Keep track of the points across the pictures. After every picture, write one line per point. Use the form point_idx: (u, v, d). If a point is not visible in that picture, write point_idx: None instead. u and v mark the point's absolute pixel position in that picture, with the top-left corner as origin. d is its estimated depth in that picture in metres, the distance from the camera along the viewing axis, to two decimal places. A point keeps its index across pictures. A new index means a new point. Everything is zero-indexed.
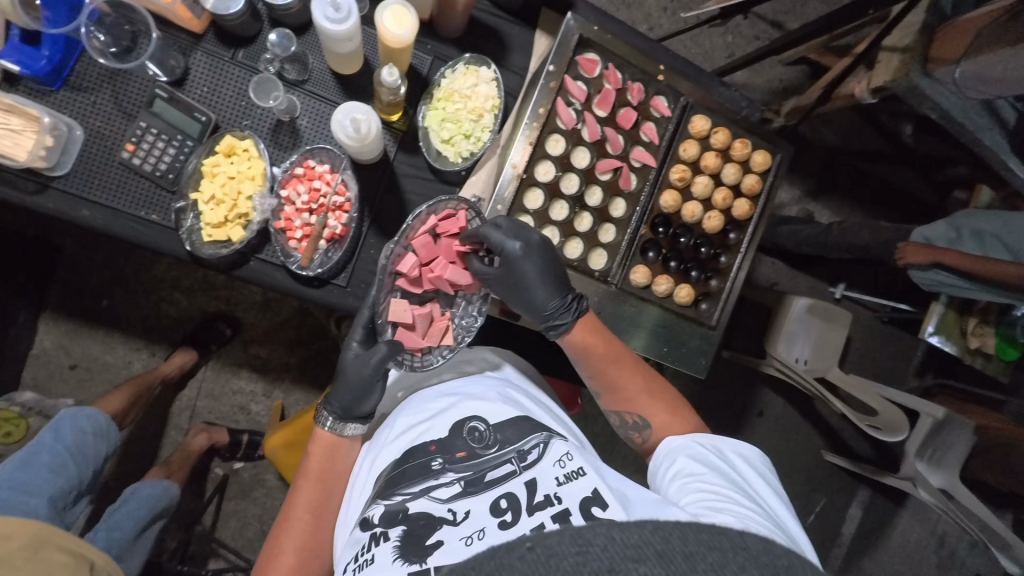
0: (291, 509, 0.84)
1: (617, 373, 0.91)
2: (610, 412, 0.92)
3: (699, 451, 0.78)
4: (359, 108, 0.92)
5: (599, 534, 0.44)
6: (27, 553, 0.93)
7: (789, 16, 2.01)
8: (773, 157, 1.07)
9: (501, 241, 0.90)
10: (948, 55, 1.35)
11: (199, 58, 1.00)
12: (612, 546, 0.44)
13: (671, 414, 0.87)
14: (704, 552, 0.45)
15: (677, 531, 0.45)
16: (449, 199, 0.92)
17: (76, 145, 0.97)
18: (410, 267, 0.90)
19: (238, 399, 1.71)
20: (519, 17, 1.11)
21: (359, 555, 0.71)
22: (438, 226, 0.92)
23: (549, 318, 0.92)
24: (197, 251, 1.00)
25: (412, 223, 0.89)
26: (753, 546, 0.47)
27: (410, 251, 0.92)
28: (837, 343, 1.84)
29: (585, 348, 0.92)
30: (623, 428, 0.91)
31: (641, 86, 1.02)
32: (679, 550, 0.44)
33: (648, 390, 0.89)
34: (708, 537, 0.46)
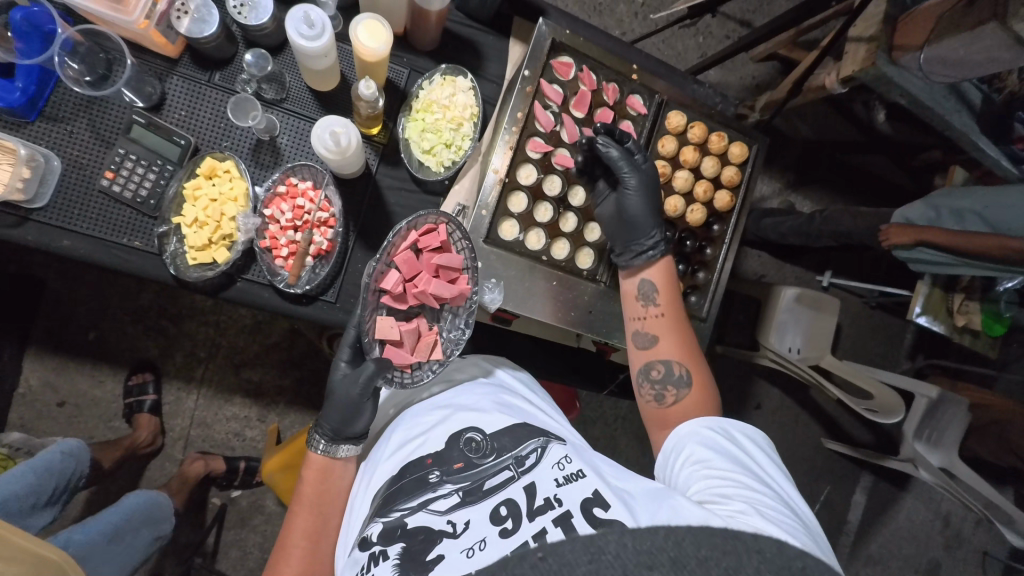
0: (288, 537, 0.82)
1: (669, 326, 0.91)
2: (648, 366, 0.89)
3: (703, 438, 0.78)
4: (337, 121, 0.92)
5: (612, 542, 0.49)
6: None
7: (757, 14, 2.06)
8: (750, 148, 1.09)
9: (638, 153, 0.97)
10: (913, 42, 1.39)
11: (176, 83, 1.00)
12: (624, 553, 0.48)
13: (703, 390, 0.87)
14: (717, 555, 0.50)
15: (690, 537, 0.50)
16: (428, 213, 0.92)
17: (54, 176, 0.96)
18: (393, 284, 0.90)
19: (232, 425, 1.68)
20: (492, 26, 1.13)
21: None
22: (420, 241, 0.91)
23: (641, 237, 0.95)
24: (182, 275, 0.99)
25: (392, 239, 0.89)
26: (767, 548, 0.52)
27: (393, 266, 0.92)
28: (827, 330, 1.86)
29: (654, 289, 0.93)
30: (653, 384, 0.88)
31: (616, 87, 1.03)
32: (692, 555, 0.49)
33: (692, 356, 0.89)
34: (720, 541, 0.50)
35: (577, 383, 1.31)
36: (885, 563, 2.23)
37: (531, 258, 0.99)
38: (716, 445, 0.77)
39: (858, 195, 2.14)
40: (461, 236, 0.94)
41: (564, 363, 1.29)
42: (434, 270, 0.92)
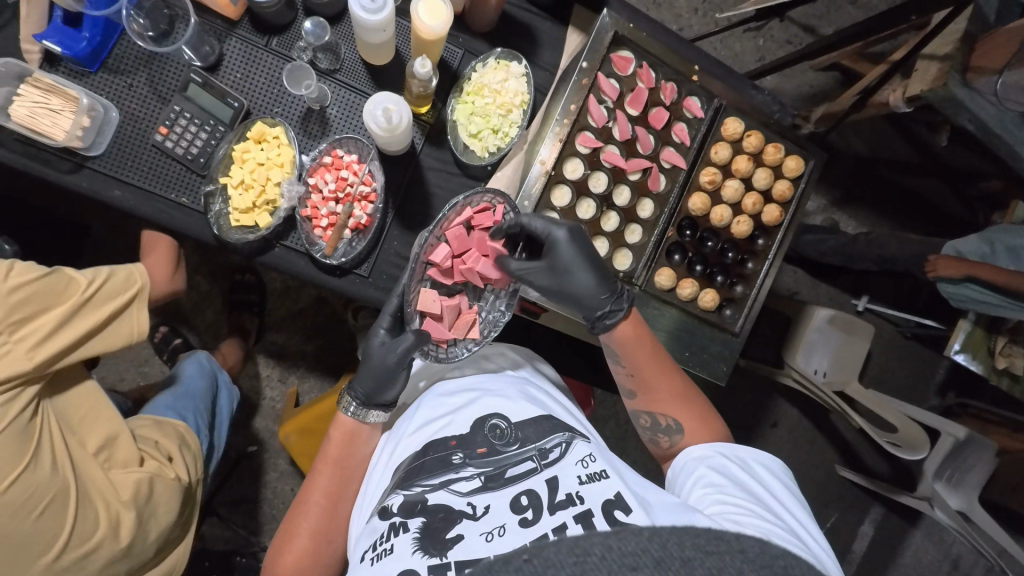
0: (309, 492, 0.84)
1: (653, 374, 0.89)
2: (637, 412, 0.91)
3: (715, 463, 0.78)
4: (390, 98, 0.91)
5: (596, 544, 0.45)
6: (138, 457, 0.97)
7: (824, 21, 1.97)
8: (806, 162, 1.04)
9: (548, 228, 0.89)
10: (990, 65, 1.31)
11: (234, 45, 1.01)
12: (608, 554, 0.45)
13: (701, 420, 0.85)
14: (701, 557, 0.47)
15: (673, 537, 0.47)
16: (484, 191, 0.91)
17: (111, 127, 0.98)
18: (442, 258, 0.90)
19: (254, 384, 1.73)
20: (552, 12, 1.10)
21: (376, 544, 0.70)
22: (473, 219, 0.92)
23: (597, 310, 0.90)
24: (223, 235, 1.01)
25: (447, 212, 0.88)
26: (750, 548, 0.49)
27: (444, 241, 0.91)
28: (857, 357, 1.80)
29: (621, 350, 0.91)
30: (647, 432, 0.89)
31: (674, 86, 0.99)
32: (676, 556, 0.46)
33: (680, 389, 0.88)
34: (704, 542, 0.48)
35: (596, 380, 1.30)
36: None
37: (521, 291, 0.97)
38: (727, 471, 0.77)
39: (907, 220, 2.05)
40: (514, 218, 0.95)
41: (585, 361, 1.28)
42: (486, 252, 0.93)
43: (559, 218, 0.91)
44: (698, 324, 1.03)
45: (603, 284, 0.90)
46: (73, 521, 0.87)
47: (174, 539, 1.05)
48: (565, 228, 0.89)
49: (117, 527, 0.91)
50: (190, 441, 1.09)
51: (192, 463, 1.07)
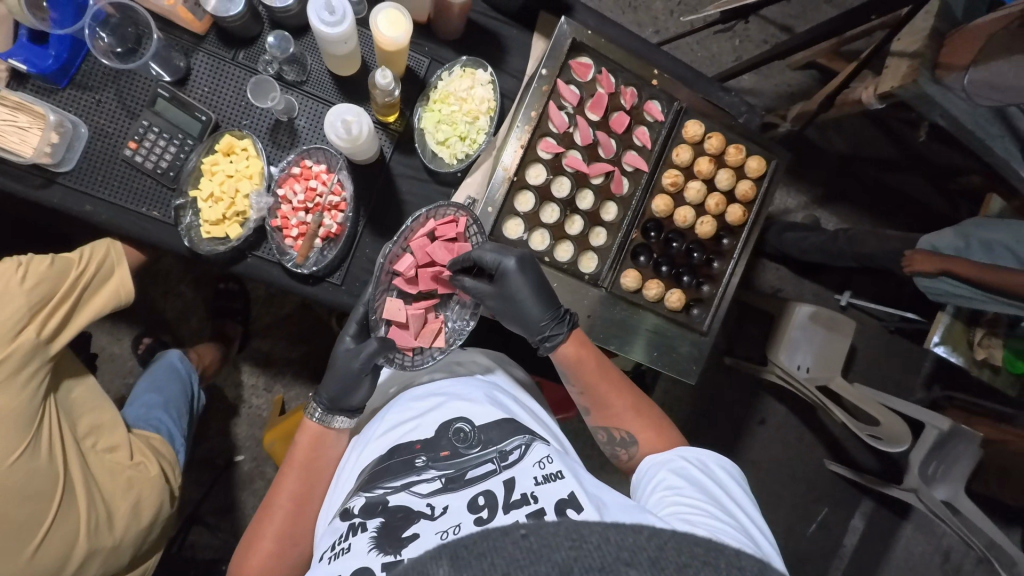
0: (274, 496, 0.84)
1: (607, 391, 0.90)
2: (597, 428, 0.92)
3: (675, 467, 0.79)
4: (350, 109, 0.93)
5: (595, 533, 0.44)
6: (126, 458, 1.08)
7: (799, 20, 1.99)
8: (768, 162, 1.06)
9: (497, 258, 0.91)
10: (959, 61, 1.33)
11: (201, 59, 1.02)
12: (606, 546, 0.42)
13: (657, 434, 0.86)
14: (698, 565, 0.42)
15: (673, 541, 0.44)
16: (449, 204, 0.93)
17: (81, 142, 0.99)
18: (406, 267, 0.92)
19: (240, 393, 1.74)
20: (518, 19, 1.12)
21: (336, 544, 0.71)
22: (437, 230, 0.92)
23: (544, 331, 0.91)
24: (195, 247, 1.02)
25: (410, 224, 0.89)
26: (750, 567, 0.44)
27: (409, 250, 0.93)
28: (840, 352, 1.81)
29: (568, 371, 0.92)
30: (607, 446, 0.91)
31: (635, 91, 1.01)
32: (673, 561, 0.41)
33: (635, 404, 0.90)
34: (703, 552, 0.43)
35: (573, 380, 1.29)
36: None
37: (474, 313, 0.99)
38: (688, 474, 0.78)
39: (888, 215, 2.07)
40: (478, 231, 0.95)
41: None
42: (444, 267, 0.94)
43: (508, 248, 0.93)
44: (666, 324, 1.04)
45: (547, 307, 0.92)
46: (55, 513, 0.94)
47: (142, 546, 1.10)
48: (513, 257, 0.91)
49: (95, 519, 0.99)
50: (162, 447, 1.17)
51: (168, 468, 1.16)
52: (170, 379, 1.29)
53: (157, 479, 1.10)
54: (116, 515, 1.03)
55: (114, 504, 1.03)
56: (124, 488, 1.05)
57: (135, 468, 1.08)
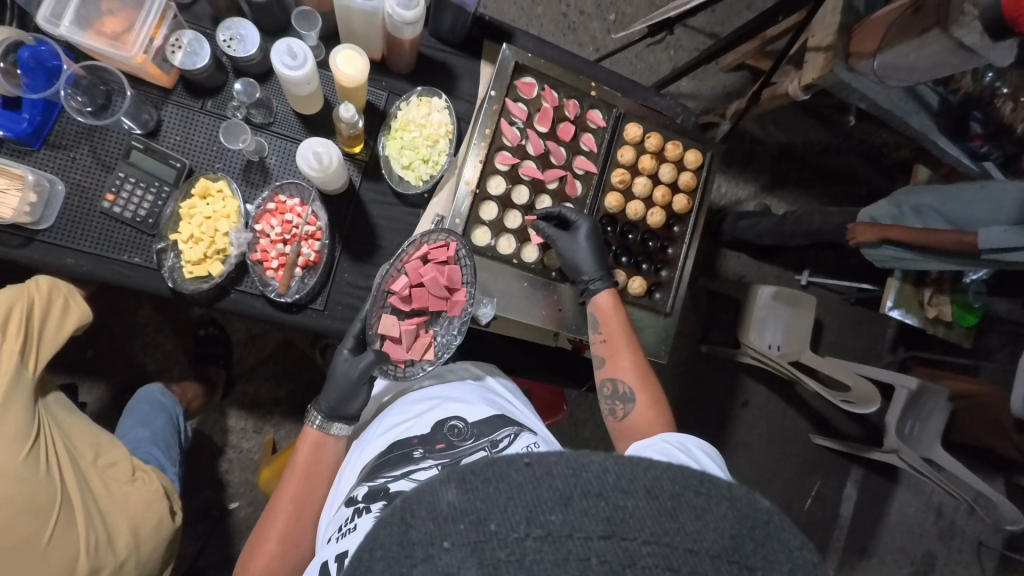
0: (276, 501, 0.87)
1: (626, 347, 1.00)
2: (602, 382, 1.00)
3: (657, 449, 0.85)
4: (319, 142, 0.99)
5: (594, 462, 0.43)
6: (125, 475, 1.09)
7: (724, 27, 2.17)
8: (704, 154, 1.17)
9: (575, 215, 1.07)
10: (867, 48, 1.48)
11: (171, 110, 1.09)
12: (605, 475, 0.43)
13: (655, 403, 0.95)
14: (689, 495, 0.43)
15: (668, 473, 0.44)
16: (441, 230, 0.98)
17: (59, 199, 1.04)
18: (401, 287, 0.96)
19: (232, 437, 1.74)
20: (464, 50, 1.22)
21: (341, 527, 0.75)
22: (430, 254, 0.97)
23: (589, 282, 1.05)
24: (179, 288, 1.06)
25: (405, 247, 0.95)
26: (741, 497, 0.45)
27: (403, 272, 0.98)
28: (805, 327, 1.92)
29: (597, 321, 1.03)
30: (607, 399, 0.98)
31: (576, 103, 1.11)
32: (667, 489, 0.43)
33: (640, 370, 0.99)
34: (697, 482, 0.44)
35: (558, 383, 1.37)
36: (879, 555, 2.29)
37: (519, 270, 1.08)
38: (670, 453, 0.84)
39: (831, 196, 2.23)
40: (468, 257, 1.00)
41: (543, 365, 1.34)
42: (436, 291, 0.98)
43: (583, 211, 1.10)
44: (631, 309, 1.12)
45: (601, 261, 1.05)
46: (54, 528, 0.96)
47: (148, 568, 1.11)
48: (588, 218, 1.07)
49: (94, 540, 1.00)
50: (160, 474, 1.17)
51: (168, 488, 1.16)
52: (156, 411, 1.32)
53: (157, 497, 1.11)
54: (117, 535, 1.05)
55: (114, 525, 1.05)
56: (122, 507, 1.07)
57: (133, 485, 1.10)
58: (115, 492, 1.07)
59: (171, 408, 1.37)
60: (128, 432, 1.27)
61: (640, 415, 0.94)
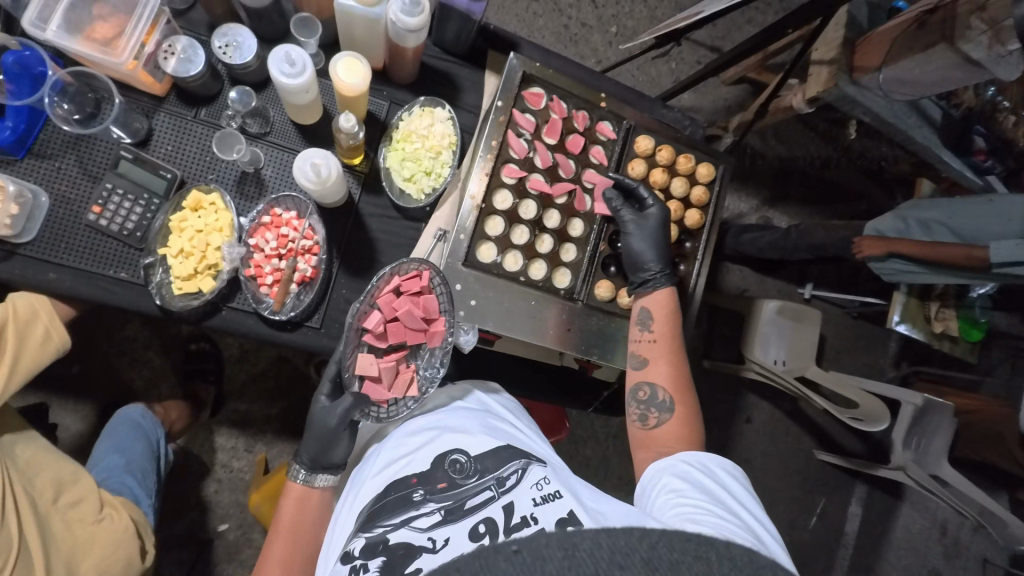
0: (263, 566, 0.82)
1: (671, 354, 0.98)
2: (636, 387, 0.96)
3: (678, 469, 0.82)
4: (318, 153, 0.95)
5: (586, 540, 0.46)
6: (91, 514, 1.02)
7: (726, 41, 2.16)
8: (716, 168, 1.14)
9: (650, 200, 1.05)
10: (870, 64, 1.46)
11: (162, 119, 1.04)
12: (598, 551, 0.45)
13: (683, 421, 0.92)
14: (689, 559, 0.45)
15: (663, 539, 0.46)
16: (413, 259, 0.93)
17: (42, 211, 0.99)
18: (375, 324, 0.90)
19: (220, 456, 1.67)
20: (468, 60, 1.19)
21: None
22: (402, 286, 0.92)
23: (648, 273, 1.03)
24: (167, 305, 1.01)
25: (373, 283, 0.90)
26: (738, 555, 0.48)
27: (376, 307, 0.93)
28: (810, 342, 1.88)
29: (650, 319, 1.00)
30: (639, 404, 0.95)
31: (586, 114, 1.08)
32: (666, 557, 0.45)
33: (678, 382, 0.95)
34: (693, 546, 0.46)
35: (562, 405, 1.31)
36: None
37: (507, 278, 1.01)
38: (689, 477, 0.80)
39: (833, 210, 2.21)
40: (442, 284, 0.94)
41: (547, 384, 1.28)
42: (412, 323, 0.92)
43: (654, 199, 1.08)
44: None
45: (661, 255, 1.03)
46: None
47: None
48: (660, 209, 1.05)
49: None
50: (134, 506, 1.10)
51: (142, 522, 1.09)
52: (134, 436, 1.24)
53: (126, 537, 1.03)
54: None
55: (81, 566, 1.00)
56: (88, 550, 1.00)
57: (100, 526, 1.02)
58: (82, 533, 1.01)
59: (152, 430, 1.30)
60: (100, 462, 1.19)
61: (668, 430, 0.91)
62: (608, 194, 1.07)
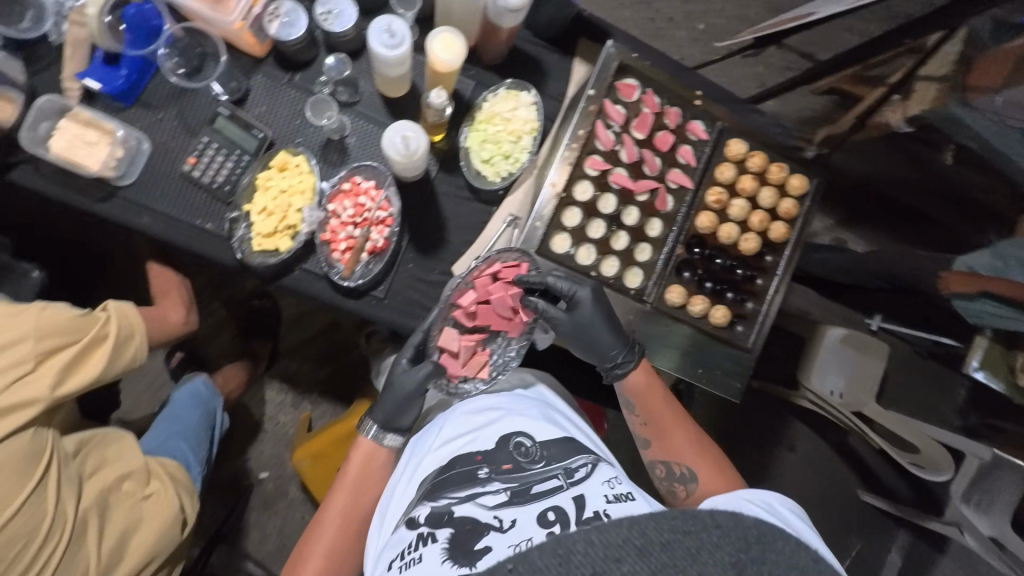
0: (325, 513, 0.84)
1: (667, 423, 0.93)
2: (654, 463, 0.93)
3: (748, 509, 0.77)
4: (409, 125, 0.96)
5: (580, 541, 0.52)
6: (141, 487, 1.03)
7: (821, 47, 2.03)
8: (809, 182, 1.08)
9: (572, 287, 0.95)
10: (987, 83, 1.36)
11: (259, 80, 1.08)
12: (593, 548, 0.51)
13: (715, 469, 0.87)
14: (677, 536, 0.54)
15: (650, 522, 0.55)
16: (513, 248, 0.96)
17: (142, 157, 1.04)
18: (467, 302, 0.94)
19: (268, 409, 1.74)
20: (558, 45, 1.16)
21: (404, 554, 0.70)
22: (501, 272, 0.95)
23: (612, 361, 0.96)
24: (246, 259, 1.04)
25: (475, 262, 0.93)
26: (723, 521, 0.56)
27: (470, 286, 0.95)
28: (874, 376, 1.76)
29: (633, 402, 0.96)
30: (665, 481, 0.91)
31: (679, 111, 1.05)
32: (657, 540, 0.53)
33: (694, 442, 0.90)
34: (678, 522, 0.55)
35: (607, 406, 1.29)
36: None
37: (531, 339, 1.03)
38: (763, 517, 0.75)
39: None
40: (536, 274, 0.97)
41: (597, 383, 1.26)
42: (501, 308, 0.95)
43: (575, 278, 0.97)
44: (708, 340, 1.05)
45: (618, 340, 0.96)
46: (62, 559, 0.90)
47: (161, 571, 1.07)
48: (588, 288, 0.95)
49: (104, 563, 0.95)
50: (183, 477, 1.12)
51: (186, 495, 1.10)
52: (193, 406, 1.29)
53: (173, 518, 1.03)
54: (125, 555, 0.98)
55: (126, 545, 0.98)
56: (135, 527, 1.00)
57: (147, 503, 1.03)
58: (131, 509, 1.01)
59: (210, 400, 1.35)
60: (155, 434, 1.22)
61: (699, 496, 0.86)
62: (529, 302, 0.97)
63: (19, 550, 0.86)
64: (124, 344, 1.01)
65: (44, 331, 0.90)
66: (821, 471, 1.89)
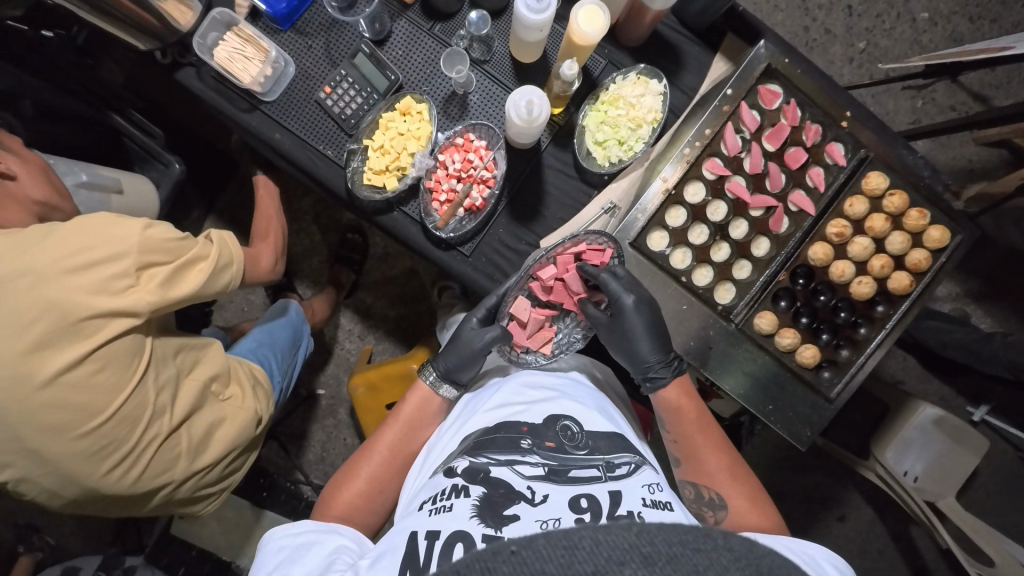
0: (375, 443, 0.90)
1: (701, 444, 0.89)
2: (684, 482, 0.90)
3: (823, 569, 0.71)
4: (535, 92, 0.96)
5: (584, 538, 0.40)
6: (220, 386, 1.02)
7: (1000, 91, 1.77)
8: (952, 236, 0.97)
9: (618, 290, 0.92)
10: None
11: (403, 25, 1.12)
12: (596, 551, 0.39)
13: (750, 501, 0.83)
14: (688, 554, 0.40)
15: (659, 531, 0.41)
16: (600, 234, 0.95)
17: (286, 79, 1.13)
18: (547, 276, 0.94)
19: (337, 334, 1.86)
20: (702, 38, 1.10)
21: (435, 500, 0.72)
22: (585, 254, 0.95)
23: (647, 371, 0.94)
24: (355, 190, 1.11)
25: (564, 240, 0.93)
26: (737, 546, 0.42)
27: (552, 262, 0.95)
28: (965, 471, 1.47)
29: (666, 417, 0.93)
30: (693, 504, 0.88)
31: (820, 129, 0.97)
32: (662, 552, 0.39)
33: (729, 470, 0.86)
34: (691, 537, 0.41)
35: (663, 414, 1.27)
36: None
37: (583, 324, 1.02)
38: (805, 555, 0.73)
39: None
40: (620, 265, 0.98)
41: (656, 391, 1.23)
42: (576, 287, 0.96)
43: (631, 282, 0.95)
44: (790, 378, 1.00)
45: (657, 349, 0.94)
46: (153, 453, 0.89)
47: (234, 466, 1.08)
48: (632, 295, 0.93)
49: (188, 454, 0.95)
50: (261, 377, 1.13)
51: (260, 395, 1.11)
52: (285, 325, 1.27)
53: (250, 416, 1.04)
54: (208, 449, 0.98)
55: (208, 441, 0.98)
56: (217, 426, 0.99)
57: (225, 403, 1.02)
58: (213, 410, 0.99)
59: (301, 324, 1.33)
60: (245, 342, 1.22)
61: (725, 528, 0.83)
62: (589, 309, 0.96)
63: (117, 444, 0.85)
64: (219, 270, 0.92)
65: (148, 242, 0.82)
66: (872, 552, 1.73)
